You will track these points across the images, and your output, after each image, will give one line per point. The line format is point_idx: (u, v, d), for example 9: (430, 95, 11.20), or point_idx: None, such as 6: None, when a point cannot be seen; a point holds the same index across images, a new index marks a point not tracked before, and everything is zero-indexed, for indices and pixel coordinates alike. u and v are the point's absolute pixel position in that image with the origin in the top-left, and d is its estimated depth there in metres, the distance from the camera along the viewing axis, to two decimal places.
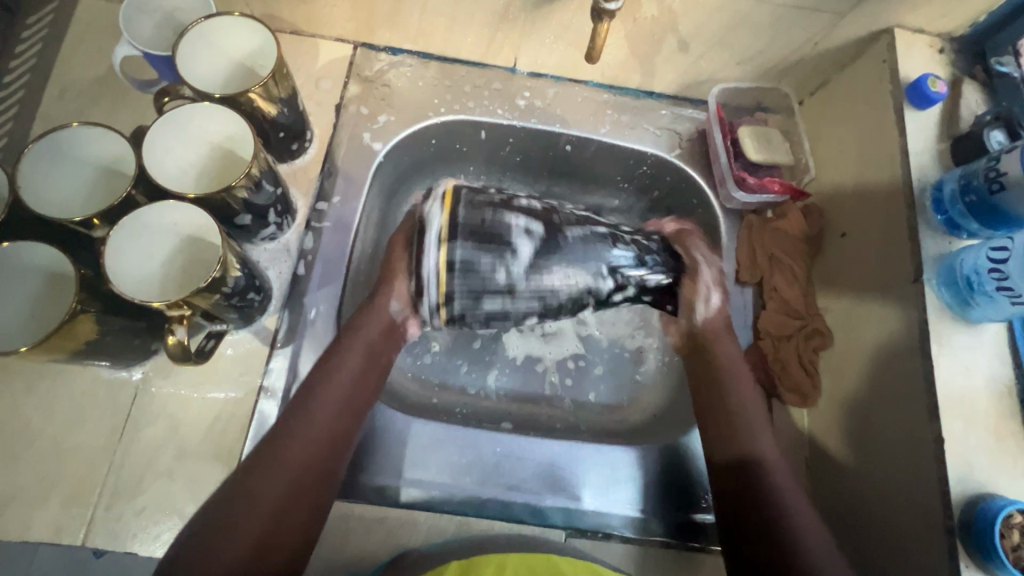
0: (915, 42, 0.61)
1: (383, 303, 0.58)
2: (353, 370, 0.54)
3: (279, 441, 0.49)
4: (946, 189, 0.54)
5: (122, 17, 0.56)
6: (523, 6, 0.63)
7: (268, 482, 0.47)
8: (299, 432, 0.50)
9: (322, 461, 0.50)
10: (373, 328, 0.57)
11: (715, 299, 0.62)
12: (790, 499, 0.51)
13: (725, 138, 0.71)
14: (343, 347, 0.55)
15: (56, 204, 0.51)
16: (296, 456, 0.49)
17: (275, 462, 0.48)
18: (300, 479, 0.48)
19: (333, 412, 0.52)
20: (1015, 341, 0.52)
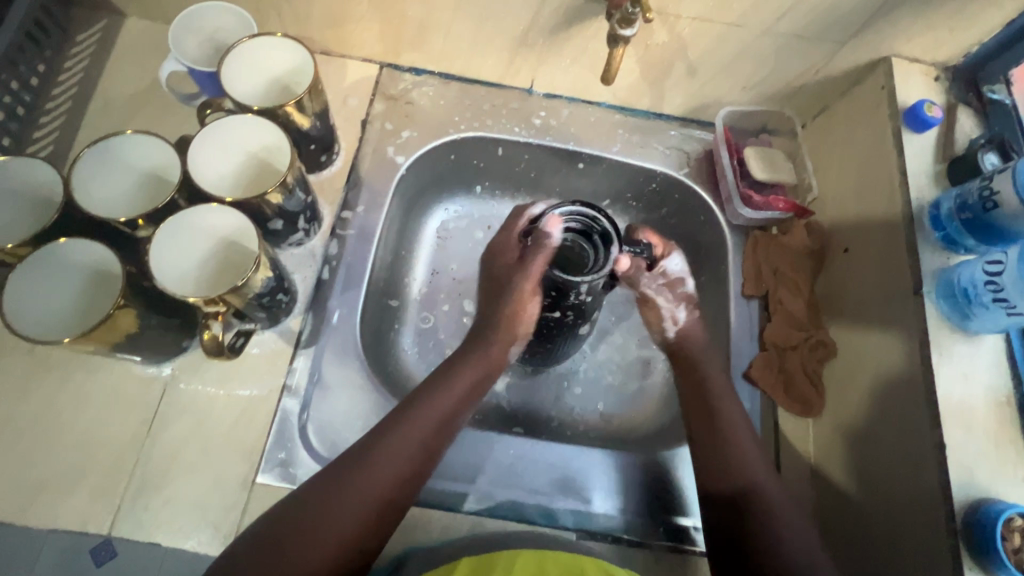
0: (911, 70, 0.65)
1: (505, 346, 0.62)
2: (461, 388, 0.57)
3: (379, 445, 0.51)
4: (943, 208, 0.56)
5: (170, 36, 0.61)
6: (542, 32, 0.67)
7: (368, 482, 0.49)
8: (403, 440, 0.52)
9: (413, 472, 0.51)
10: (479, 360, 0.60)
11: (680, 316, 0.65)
12: (761, 485, 0.54)
13: (732, 158, 0.74)
14: (453, 371, 0.58)
15: (103, 206, 0.54)
16: (395, 460, 0.51)
17: (374, 466, 0.50)
18: (395, 487, 0.50)
19: (437, 426, 0.54)
20: (1013, 353, 0.54)
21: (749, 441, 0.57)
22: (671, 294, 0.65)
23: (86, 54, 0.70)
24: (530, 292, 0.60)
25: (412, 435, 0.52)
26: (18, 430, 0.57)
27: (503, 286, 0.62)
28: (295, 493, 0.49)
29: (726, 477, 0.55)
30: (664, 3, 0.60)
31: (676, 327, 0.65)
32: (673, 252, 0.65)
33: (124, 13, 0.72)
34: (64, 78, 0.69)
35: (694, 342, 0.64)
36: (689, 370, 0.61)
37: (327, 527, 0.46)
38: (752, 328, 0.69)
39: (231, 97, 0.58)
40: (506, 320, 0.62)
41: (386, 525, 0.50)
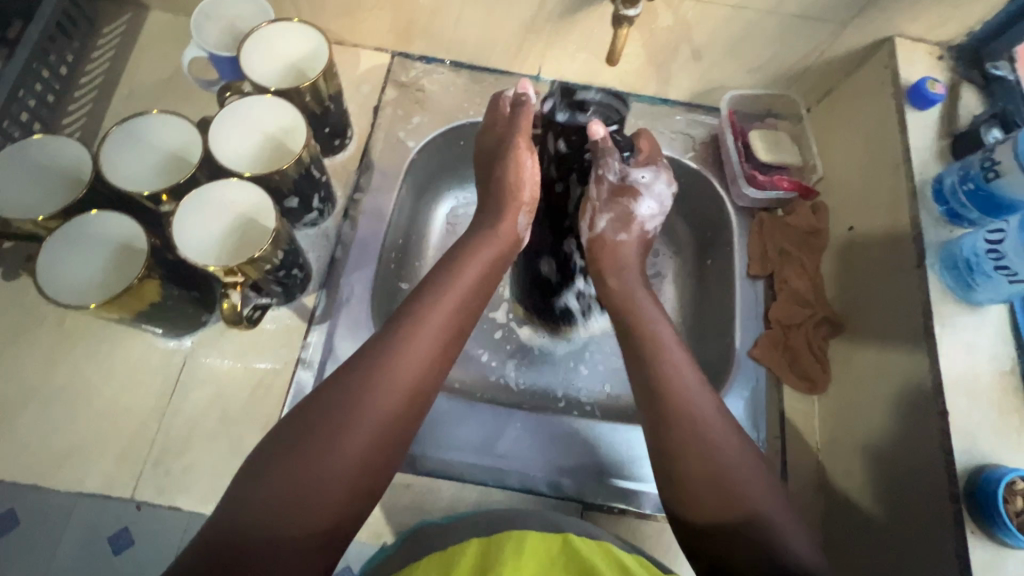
0: (915, 50, 0.65)
1: (511, 218, 0.63)
2: (444, 316, 0.54)
3: (379, 359, 0.49)
4: (946, 181, 0.57)
5: (191, 23, 0.64)
6: (550, 17, 0.69)
7: (375, 396, 0.47)
8: (406, 352, 0.50)
9: (419, 384, 0.50)
10: (448, 304, 0.54)
11: (600, 224, 0.65)
12: (732, 463, 0.47)
13: (737, 140, 0.75)
14: (420, 315, 0.53)
15: (132, 180, 0.57)
16: (400, 373, 0.49)
17: (380, 379, 0.48)
18: (404, 401, 0.49)
19: (437, 334, 0.52)
20: (1017, 324, 0.54)
21: (717, 421, 0.49)
22: (607, 196, 0.64)
23: (112, 46, 0.74)
24: (524, 149, 0.63)
25: (414, 346, 0.51)
26: (46, 399, 0.60)
27: (495, 162, 0.65)
28: (260, 456, 0.45)
29: (692, 447, 0.48)
30: None
31: (588, 231, 0.65)
32: (663, 176, 0.65)
33: (147, 6, 0.75)
34: (90, 68, 0.72)
35: (606, 251, 0.64)
36: (614, 280, 0.63)
37: (339, 446, 0.45)
38: (756, 307, 0.70)
39: (250, 78, 0.60)
40: (505, 201, 0.64)
41: (399, 443, 0.49)
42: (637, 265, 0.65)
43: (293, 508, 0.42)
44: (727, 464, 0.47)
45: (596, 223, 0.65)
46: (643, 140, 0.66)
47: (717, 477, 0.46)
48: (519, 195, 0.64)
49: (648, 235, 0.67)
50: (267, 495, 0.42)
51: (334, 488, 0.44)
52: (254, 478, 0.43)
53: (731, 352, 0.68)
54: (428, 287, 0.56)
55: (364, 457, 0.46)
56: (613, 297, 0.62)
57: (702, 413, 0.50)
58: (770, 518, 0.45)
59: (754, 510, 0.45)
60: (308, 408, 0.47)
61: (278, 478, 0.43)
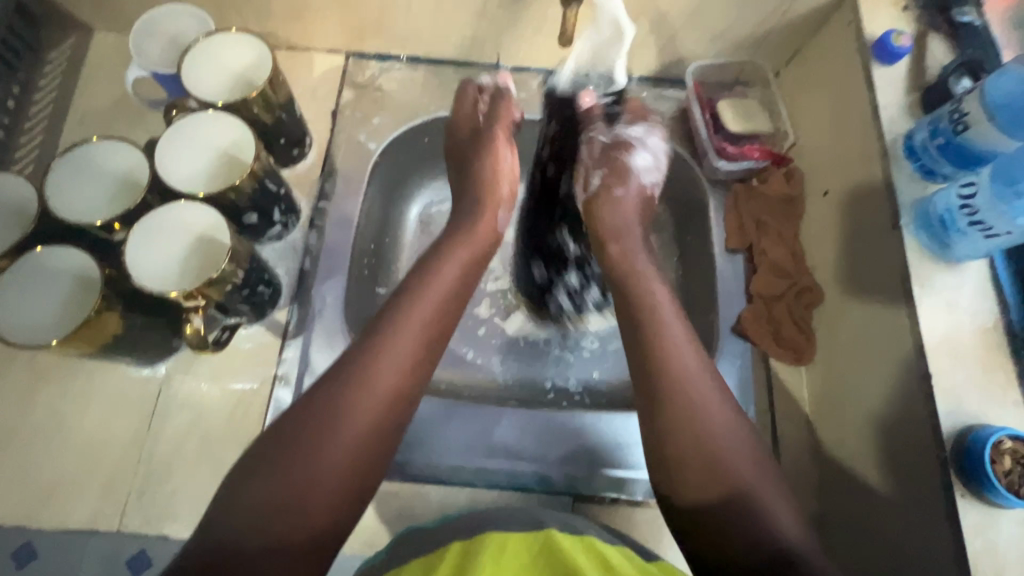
0: (879, 1, 0.63)
1: (491, 215, 0.62)
2: (423, 317, 0.52)
3: (357, 365, 0.48)
4: (917, 137, 0.55)
5: (131, 43, 0.62)
6: (500, 1, 0.67)
7: (354, 403, 0.46)
8: (386, 356, 0.49)
9: (400, 388, 0.49)
10: (427, 303, 0.53)
11: (594, 180, 0.62)
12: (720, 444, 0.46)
13: (705, 112, 0.73)
14: (399, 319, 0.51)
15: (68, 207, 0.54)
16: (378, 378, 0.48)
17: (357, 385, 0.47)
18: (385, 406, 0.47)
19: (418, 334, 0.51)
20: (998, 278, 0.52)
21: (705, 404, 0.48)
22: (601, 154, 0.62)
23: (59, 72, 0.72)
24: (502, 141, 0.64)
25: (394, 348, 0.49)
26: (26, 438, 0.59)
27: (472, 159, 0.64)
28: (240, 471, 0.44)
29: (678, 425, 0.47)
30: None
31: (584, 190, 0.62)
32: (654, 135, 0.65)
33: (92, 27, 0.74)
34: (39, 98, 0.70)
35: (605, 212, 0.61)
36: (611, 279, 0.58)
37: (321, 457, 0.44)
38: (738, 281, 0.69)
39: (193, 95, 0.59)
40: (482, 195, 0.63)
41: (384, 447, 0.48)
42: (636, 223, 0.62)
43: (275, 524, 0.41)
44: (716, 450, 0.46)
45: (590, 182, 0.62)
46: (633, 99, 0.66)
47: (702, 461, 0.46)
48: (497, 191, 0.63)
49: (646, 192, 0.64)
50: (247, 513, 0.41)
51: (317, 500, 0.43)
52: (234, 497, 0.42)
53: (715, 330, 0.67)
54: (406, 288, 0.54)
55: (348, 466, 0.45)
56: (610, 263, 0.59)
57: (696, 391, 0.48)
58: (756, 505, 0.45)
59: (742, 500, 0.45)
60: (289, 419, 0.46)
61: (259, 493, 0.42)
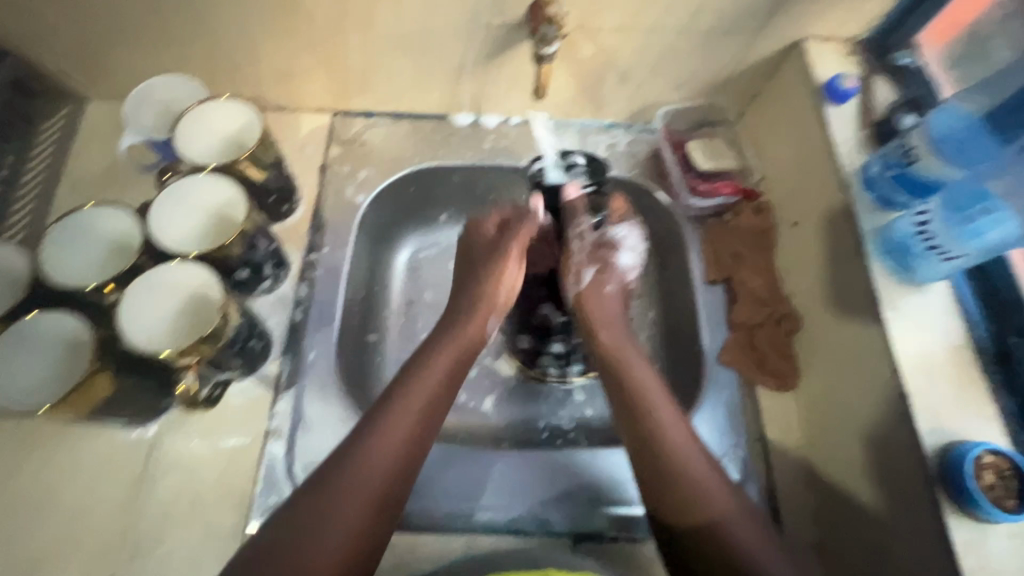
0: (825, 48, 0.68)
1: (493, 289, 0.62)
2: (428, 389, 0.54)
3: (357, 442, 0.50)
4: (872, 169, 0.59)
5: (126, 112, 0.65)
6: (477, 61, 0.72)
7: (352, 488, 0.47)
8: (390, 426, 0.50)
9: (396, 466, 0.50)
10: (433, 375, 0.55)
11: (587, 275, 0.66)
12: (707, 483, 0.50)
13: (675, 153, 0.78)
14: (404, 390, 0.53)
15: (66, 272, 0.56)
16: (375, 454, 0.49)
17: (357, 463, 0.48)
18: (385, 482, 0.49)
19: (423, 403, 0.53)
20: (961, 297, 0.55)
21: (685, 438, 0.52)
22: (591, 251, 0.66)
23: (53, 140, 0.74)
24: (495, 220, 0.66)
25: (399, 419, 0.51)
26: (10, 507, 0.58)
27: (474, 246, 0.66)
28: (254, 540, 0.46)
29: (666, 469, 0.50)
30: (584, 19, 0.66)
31: (574, 286, 0.65)
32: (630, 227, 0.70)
33: (87, 97, 0.77)
34: (32, 165, 0.72)
35: (592, 306, 0.64)
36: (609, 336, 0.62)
37: (320, 535, 0.45)
38: (719, 311, 0.71)
39: (186, 157, 0.62)
40: (488, 272, 0.63)
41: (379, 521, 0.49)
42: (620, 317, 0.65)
43: None
44: (704, 488, 0.49)
45: (580, 276, 0.66)
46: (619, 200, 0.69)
47: (690, 498, 0.49)
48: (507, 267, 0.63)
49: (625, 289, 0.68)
50: None
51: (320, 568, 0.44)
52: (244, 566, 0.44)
53: (702, 360, 0.69)
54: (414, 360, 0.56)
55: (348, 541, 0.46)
56: (599, 350, 0.61)
57: (680, 453, 0.51)
58: (738, 535, 0.47)
59: (723, 527, 0.48)
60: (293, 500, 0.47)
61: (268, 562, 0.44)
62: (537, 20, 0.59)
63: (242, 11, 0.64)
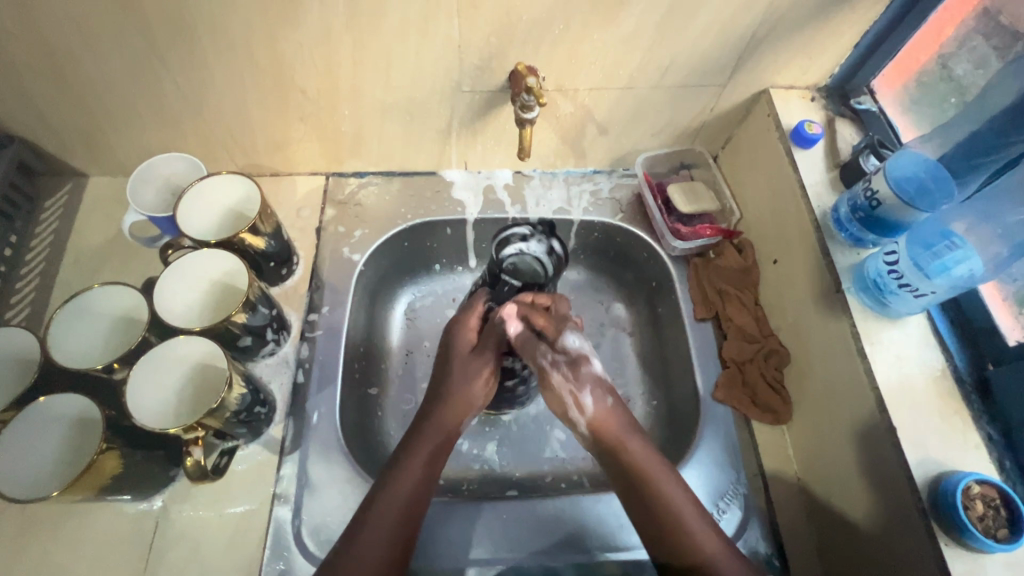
0: (789, 95, 0.73)
1: (474, 387, 0.63)
2: (428, 450, 0.58)
3: (377, 497, 0.55)
4: (841, 210, 0.62)
5: (128, 190, 0.68)
6: (463, 122, 0.76)
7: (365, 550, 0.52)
8: (396, 489, 0.55)
9: (413, 514, 0.55)
10: (431, 438, 0.59)
11: (587, 400, 0.60)
12: (711, 552, 0.51)
13: (657, 198, 0.81)
14: (408, 454, 0.58)
15: (77, 355, 0.59)
16: (396, 505, 0.54)
17: (377, 517, 0.53)
18: (398, 535, 0.53)
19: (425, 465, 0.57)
20: (937, 328, 0.58)
21: (686, 500, 0.54)
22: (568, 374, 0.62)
23: (56, 217, 0.77)
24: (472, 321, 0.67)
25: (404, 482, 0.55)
26: None
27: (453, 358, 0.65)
28: None
29: (672, 538, 0.52)
30: (561, 81, 0.70)
31: (585, 417, 0.59)
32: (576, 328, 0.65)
33: (89, 174, 0.80)
34: (36, 243, 0.74)
35: (605, 422, 0.59)
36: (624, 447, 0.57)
37: None
38: (711, 347, 0.74)
39: (187, 234, 0.64)
40: (466, 368, 0.63)
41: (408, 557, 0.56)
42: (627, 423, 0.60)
43: None
44: (711, 556, 0.51)
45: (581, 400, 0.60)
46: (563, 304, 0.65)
47: (699, 568, 0.51)
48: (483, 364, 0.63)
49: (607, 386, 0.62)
50: None
51: None
52: None
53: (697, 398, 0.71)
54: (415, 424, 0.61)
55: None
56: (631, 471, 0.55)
57: (684, 520, 0.53)
58: None
59: None
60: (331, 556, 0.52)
61: None
62: (520, 88, 0.65)
63: (239, 91, 0.68)
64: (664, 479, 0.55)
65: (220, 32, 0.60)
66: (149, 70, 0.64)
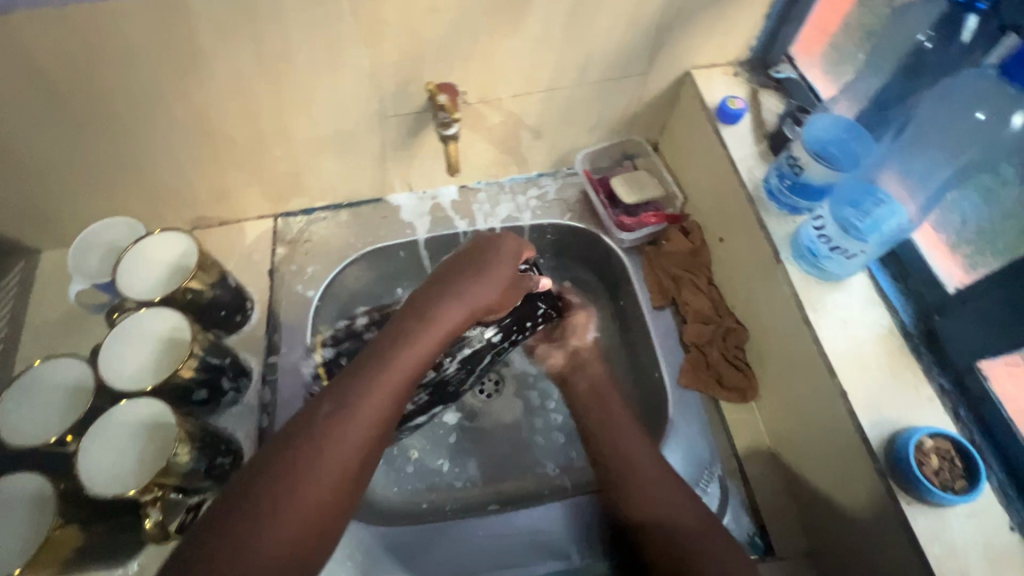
0: (711, 74, 0.73)
1: (449, 311, 0.57)
2: (389, 385, 0.50)
3: (319, 443, 0.44)
4: (770, 182, 0.62)
5: (71, 260, 0.68)
6: (395, 146, 0.76)
7: (303, 492, 0.42)
8: (350, 420, 0.46)
9: (370, 451, 0.47)
10: (392, 372, 0.50)
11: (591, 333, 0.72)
12: (656, 487, 0.57)
13: (600, 193, 0.81)
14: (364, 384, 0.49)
15: (26, 432, 0.58)
16: (346, 441, 0.45)
17: (325, 453, 0.44)
18: (347, 477, 0.45)
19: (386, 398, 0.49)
20: (879, 284, 0.57)
21: (639, 443, 0.61)
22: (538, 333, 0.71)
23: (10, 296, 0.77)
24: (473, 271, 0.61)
25: (359, 417, 0.47)
26: None
27: (432, 292, 0.58)
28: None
29: (620, 473, 0.59)
30: (483, 93, 0.70)
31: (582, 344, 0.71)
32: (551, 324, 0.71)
33: (38, 249, 0.80)
34: None
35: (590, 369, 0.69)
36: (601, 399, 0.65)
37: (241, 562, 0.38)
38: (672, 334, 0.73)
39: (127, 296, 0.64)
40: (426, 309, 0.56)
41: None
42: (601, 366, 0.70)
43: None
44: (660, 491, 0.57)
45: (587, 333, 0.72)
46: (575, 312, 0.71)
47: (646, 498, 0.57)
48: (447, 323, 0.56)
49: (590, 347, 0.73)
50: None
51: None
52: None
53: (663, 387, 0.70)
54: (371, 357, 0.52)
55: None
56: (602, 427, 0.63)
57: (635, 464, 0.59)
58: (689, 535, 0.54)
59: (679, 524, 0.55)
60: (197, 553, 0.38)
61: None
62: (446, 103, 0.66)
63: (166, 147, 0.68)
64: (614, 421, 0.63)
65: (132, 97, 0.61)
66: (72, 140, 0.65)
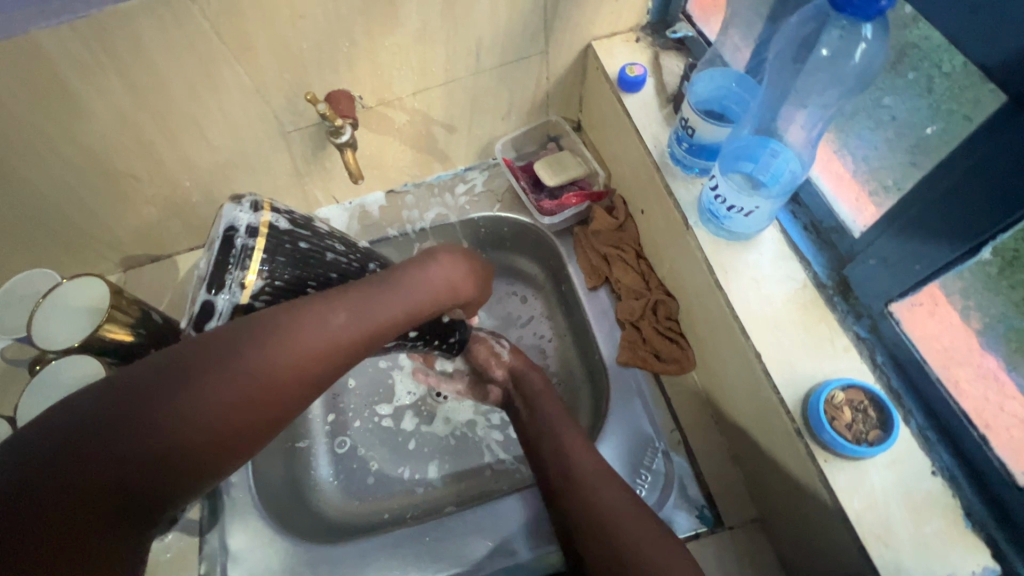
0: (612, 43, 0.71)
1: (435, 276, 0.51)
2: (370, 316, 0.45)
3: (278, 337, 0.40)
4: (672, 148, 0.60)
5: None
6: (307, 159, 0.75)
7: (246, 378, 0.39)
8: (321, 325, 0.42)
9: (327, 370, 0.43)
10: (378, 301, 0.46)
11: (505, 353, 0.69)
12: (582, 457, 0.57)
13: (521, 179, 0.81)
14: (349, 302, 0.44)
15: None
16: (306, 349, 0.41)
17: (284, 350, 0.40)
18: (297, 387, 0.41)
19: (365, 328, 0.44)
20: (790, 236, 0.56)
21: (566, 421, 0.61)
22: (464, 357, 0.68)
23: None
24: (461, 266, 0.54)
25: (331, 331, 0.42)
26: None
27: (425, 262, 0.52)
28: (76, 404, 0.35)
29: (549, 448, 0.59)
30: (380, 95, 0.69)
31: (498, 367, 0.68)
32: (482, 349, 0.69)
33: None
34: None
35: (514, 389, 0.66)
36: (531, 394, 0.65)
37: (172, 423, 0.36)
38: (604, 313, 0.73)
39: (41, 345, 0.63)
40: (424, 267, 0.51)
41: (210, 468, 0.39)
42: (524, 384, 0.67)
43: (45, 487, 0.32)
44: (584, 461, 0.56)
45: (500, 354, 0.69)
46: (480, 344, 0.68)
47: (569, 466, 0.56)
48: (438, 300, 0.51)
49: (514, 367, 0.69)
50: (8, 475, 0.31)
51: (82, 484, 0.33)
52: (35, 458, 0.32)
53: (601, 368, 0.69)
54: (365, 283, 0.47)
55: (193, 476, 0.38)
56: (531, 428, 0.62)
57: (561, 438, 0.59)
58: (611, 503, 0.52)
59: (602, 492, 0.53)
60: (117, 403, 0.35)
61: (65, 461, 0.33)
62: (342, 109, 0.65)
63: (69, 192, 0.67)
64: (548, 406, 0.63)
65: (16, 150, 0.59)
66: None
